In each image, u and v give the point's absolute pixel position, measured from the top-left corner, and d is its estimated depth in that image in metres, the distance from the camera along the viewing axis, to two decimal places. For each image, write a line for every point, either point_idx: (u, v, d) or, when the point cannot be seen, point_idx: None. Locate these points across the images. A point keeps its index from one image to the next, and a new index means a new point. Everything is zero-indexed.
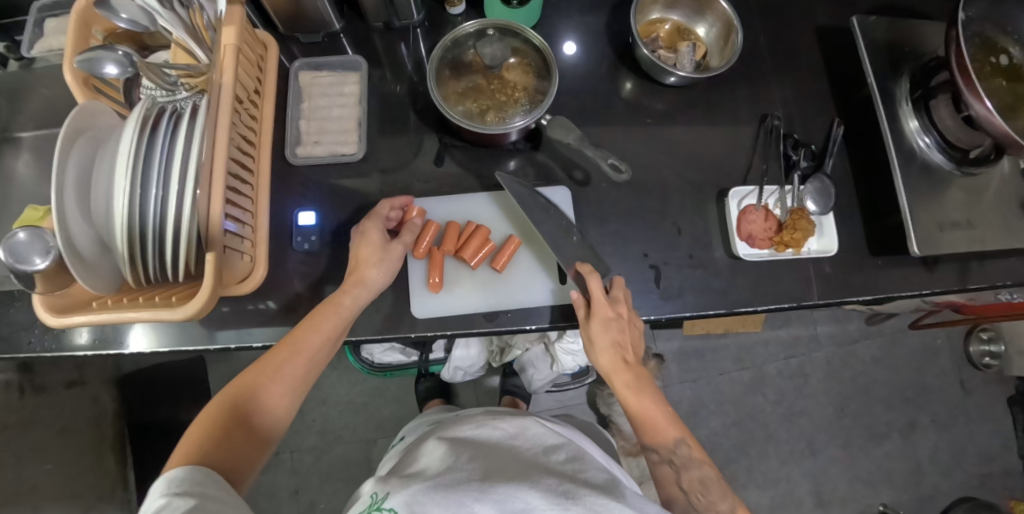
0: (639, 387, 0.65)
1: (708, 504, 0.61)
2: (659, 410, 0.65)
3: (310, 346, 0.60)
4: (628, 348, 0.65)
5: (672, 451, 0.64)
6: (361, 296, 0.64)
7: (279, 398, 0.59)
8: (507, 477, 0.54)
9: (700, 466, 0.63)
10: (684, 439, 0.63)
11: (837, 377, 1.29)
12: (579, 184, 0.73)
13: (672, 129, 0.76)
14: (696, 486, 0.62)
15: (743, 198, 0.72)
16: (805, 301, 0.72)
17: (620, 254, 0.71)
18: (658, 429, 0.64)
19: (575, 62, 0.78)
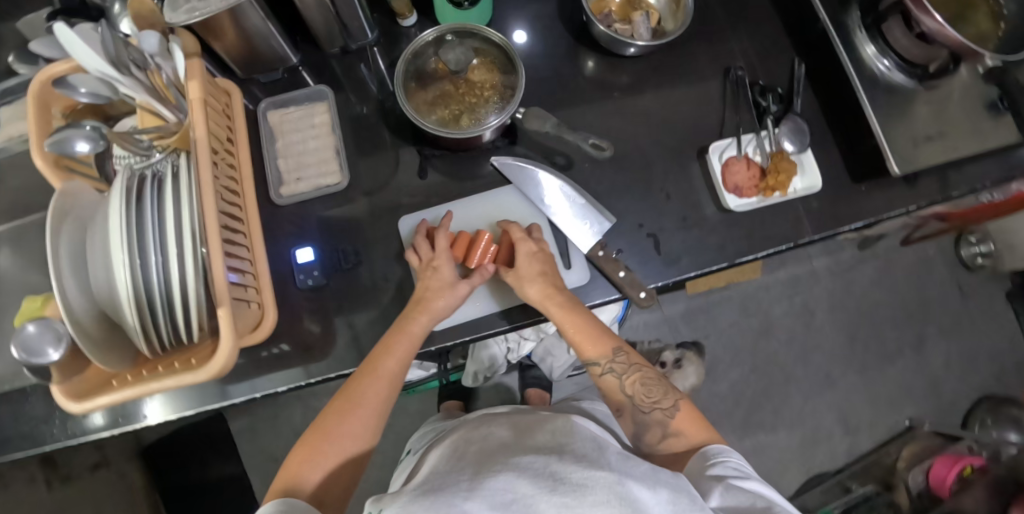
0: (575, 310, 0.65)
1: (653, 404, 0.65)
2: (591, 326, 0.66)
3: (388, 372, 0.62)
4: (553, 275, 0.67)
5: (612, 359, 0.67)
6: (430, 320, 0.64)
7: (365, 424, 0.62)
8: (494, 470, 0.50)
9: (638, 368, 0.67)
10: (620, 348, 0.67)
11: (840, 307, 1.32)
12: (562, 167, 0.73)
13: (641, 98, 0.77)
14: (639, 389, 0.66)
15: (724, 152, 0.74)
16: (801, 239, 0.74)
17: (616, 229, 0.71)
18: (594, 343, 0.66)
19: (535, 51, 0.79)
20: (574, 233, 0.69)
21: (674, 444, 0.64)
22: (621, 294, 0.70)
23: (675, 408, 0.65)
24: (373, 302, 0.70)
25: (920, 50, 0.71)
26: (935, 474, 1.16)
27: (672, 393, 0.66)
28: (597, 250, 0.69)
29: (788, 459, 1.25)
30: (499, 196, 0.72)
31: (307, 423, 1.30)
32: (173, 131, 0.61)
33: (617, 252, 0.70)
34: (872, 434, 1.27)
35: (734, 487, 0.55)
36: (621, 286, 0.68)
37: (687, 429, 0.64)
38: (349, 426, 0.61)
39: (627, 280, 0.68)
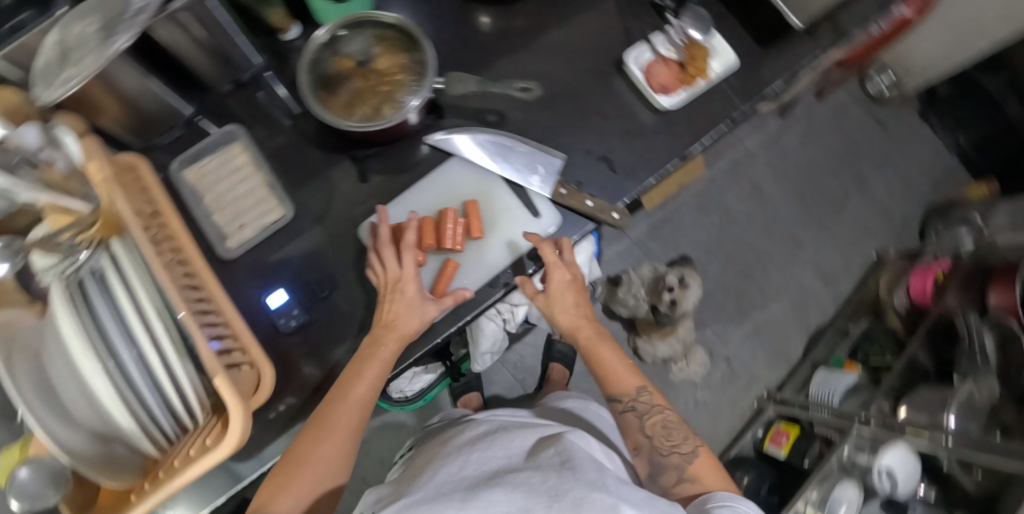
0: (602, 337, 0.70)
1: (669, 447, 0.66)
2: (619, 362, 0.70)
3: (358, 398, 0.59)
4: (585, 305, 0.70)
5: (635, 396, 0.69)
6: (396, 347, 0.61)
7: (336, 450, 0.58)
8: (491, 484, 0.53)
9: (660, 410, 0.68)
10: (645, 388, 0.69)
11: (783, 175, 1.40)
12: (495, 125, 0.71)
13: (546, 32, 0.77)
14: (658, 430, 0.67)
15: (640, 58, 0.74)
16: (735, 114, 0.77)
17: (569, 164, 0.71)
18: (622, 376, 0.69)
19: (428, 23, 0.77)
20: (531, 181, 0.69)
21: (686, 490, 0.63)
22: (595, 223, 0.70)
23: (693, 454, 0.65)
24: (363, 320, 0.67)
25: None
26: (915, 289, 1.22)
27: (690, 440, 0.66)
28: (559, 189, 0.68)
29: (785, 326, 1.33)
30: (447, 171, 0.70)
31: None
32: (89, 221, 0.56)
33: (577, 184, 0.71)
34: (846, 276, 1.37)
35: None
36: (592, 214, 0.69)
37: (704, 477, 0.63)
38: (318, 449, 0.57)
39: (595, 207, 0.68)
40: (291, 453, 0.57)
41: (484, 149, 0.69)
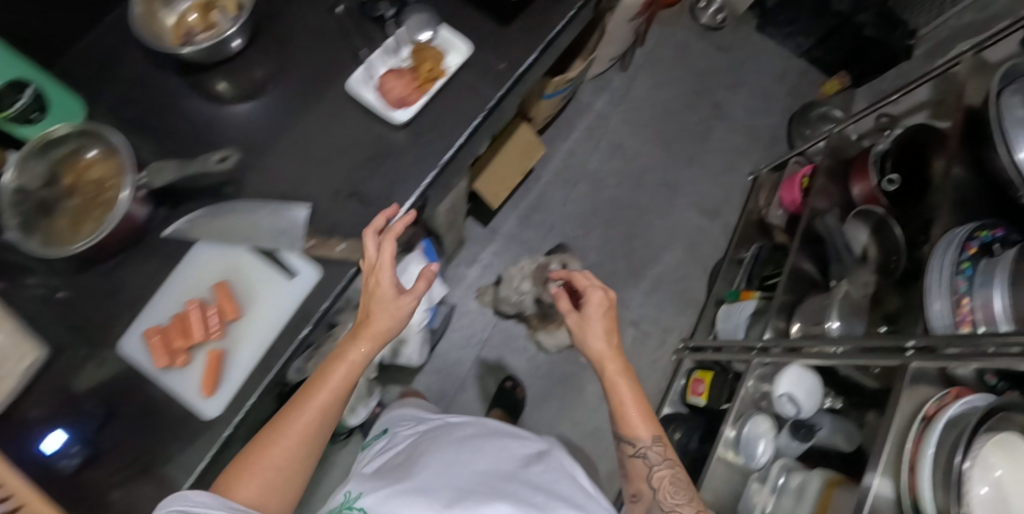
0: (626, 378, 0.72)
1: (675, 501, 0.69)
2: (636, 403, 0.72)
3: (320, 403, 0.59)
4: (613, 335, 0.75)
5: (648, 444, 0.71)
6: (362, 353, 0.61)
7: (296, 444, 0.58)
8: (490, 491, 0.62)
9: (670, 464, 0.71)
10: (660, 437, 0.72)
11: (642, 124, 1.38)
12: (233, 193, 0.66)
13: (271, 80, 0.71)
14: (667, 484, 0.70)
15: (369, 81, 0.69)
16: (490, 103, 0.71)
17: (318, 211, 0.66)
18: (639, 420, 0.71)
19: (139, 102, 0.70)
20: (273, 243, 0.64)
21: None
22: (355, 266, 0.64)
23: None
24: (142, 441, 0.59)
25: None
26: (787, 201, 1.21)
27: (695, 498, 0.70)
28: (306, 242, 0.63)
29: (680, 273, 1.32)
30: (188, 261, 0.65)
31: None
32: None
33: (329, 228, 0.65)
34: (727, 206, 1.38)
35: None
36: (347, 258, 0.64)
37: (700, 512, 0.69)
38: (276, 444, 0.57)
39: (348, 250, 0.63)
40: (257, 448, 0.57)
41: (215, 227, 0.65)
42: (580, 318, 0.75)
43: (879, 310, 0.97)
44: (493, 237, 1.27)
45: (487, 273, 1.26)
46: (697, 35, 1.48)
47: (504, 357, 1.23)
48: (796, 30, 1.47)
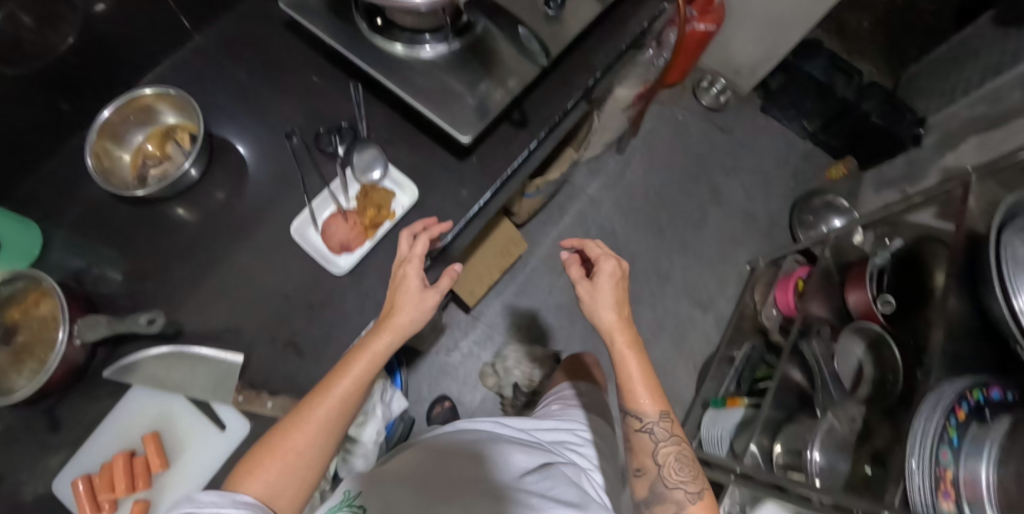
0: (639, 359, 0.64)
1: (677, 481, 0.64)
2: (645, 380, 0.65)
3: (340, 396, 0.55)
4: (623, 304, 0.67)
5: (655, 421, 0.65)
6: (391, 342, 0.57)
7: (315, 442, 0.54)
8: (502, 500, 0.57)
9: (677, 442, 0.66)
10: (667, 415, 0.65)
11: (635, 210, 1.35)
12: (173, 336, 0.65)
13: (224, 211, 0.71)
14: (670, 463, 0.65)
15: (314, 219, 0.66)
16: (438, 246, 0.67)
17: (253, 359, 0.64)
18: (648, 398, 0.65)
19: (98, 229, 0.71)
20: (207, 396, 0.63)
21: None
22: (289, 420, 0.62)
23: (699, 495, 0.63)
24: None
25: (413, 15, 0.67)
26: (781, 303, 1.18)
27: (701, 480, 0.64)
28: (235, 396, 0.62)
29: (669, 368, 1.27)
30: (121, 408, 0.64)
31: None
32: None
33: (262, 380, 0.63)
34: (721, 297, 1.33)
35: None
36: (274, 415, 0.62)
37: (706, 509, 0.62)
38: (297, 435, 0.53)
39: (277, 408, 0.61)
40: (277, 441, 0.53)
41: (150, 377, 0.64)
42: (586, 287, 0.67)
43: (868, 447, 0.86)
44: (474, 325, 1.25)
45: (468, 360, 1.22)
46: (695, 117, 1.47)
47: None
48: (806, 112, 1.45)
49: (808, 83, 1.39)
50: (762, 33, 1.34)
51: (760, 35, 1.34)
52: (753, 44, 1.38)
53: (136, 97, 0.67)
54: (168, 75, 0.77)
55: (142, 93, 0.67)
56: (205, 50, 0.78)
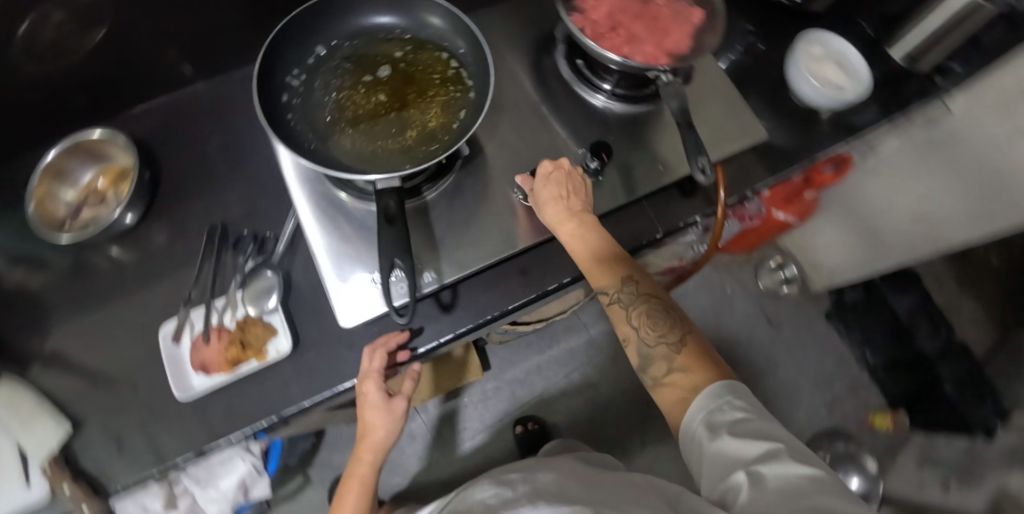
0: (581, 234, 0.60)
1: (657, 338, 0.56)
2: (603, 248, 0.59)
3: None
4: (572, 197, 0.61)
5: (618, 290, 0.58)
6: (371, 461, 0.67)
7: None
8: None
9: (647, 300, 0.57)
10: (630, 277, 0.58)
11: (629, 372, 1.28)
12: (31, 377, 0.64)
13: (136, 270, 0.69)
14: (644, 321, 0.56)
15: (187, 331, 0.63)
16: (287, 410, 0.61)
17: (79, 437, 0.62)
18: (598, 270, 0.58)
19: (29, 236, 0.71)
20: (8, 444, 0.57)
21: (678, 381, 0.53)
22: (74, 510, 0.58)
23: (682, 343, 0.55)
24: None
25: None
26: None
27: (678, 327, 0.56)
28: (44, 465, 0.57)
29: None
30: None
31: None
32: None
33: (78, 461, 0.61)
34: None
35: (757, 480, 0.44)
36: (63, 499, 0.58)
37: (693, 367, 0.53)
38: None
39: (69, 493, 0.58)
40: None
41: None
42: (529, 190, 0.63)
43: None
44: (413, 415, 1.21)
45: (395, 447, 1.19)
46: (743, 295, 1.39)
47: None
48: (873, 344, 1.30)
49: (884, 315, 1.28)
50: (852, 243, 1.23)
51: (849, 244, 1.24)
52: (838, 250, 1.27)
53: (82, 141, 0.69)
54: (155, 110, 0.76)
55: (90, 134, 0.69)
56: (202, 100, 0.76)
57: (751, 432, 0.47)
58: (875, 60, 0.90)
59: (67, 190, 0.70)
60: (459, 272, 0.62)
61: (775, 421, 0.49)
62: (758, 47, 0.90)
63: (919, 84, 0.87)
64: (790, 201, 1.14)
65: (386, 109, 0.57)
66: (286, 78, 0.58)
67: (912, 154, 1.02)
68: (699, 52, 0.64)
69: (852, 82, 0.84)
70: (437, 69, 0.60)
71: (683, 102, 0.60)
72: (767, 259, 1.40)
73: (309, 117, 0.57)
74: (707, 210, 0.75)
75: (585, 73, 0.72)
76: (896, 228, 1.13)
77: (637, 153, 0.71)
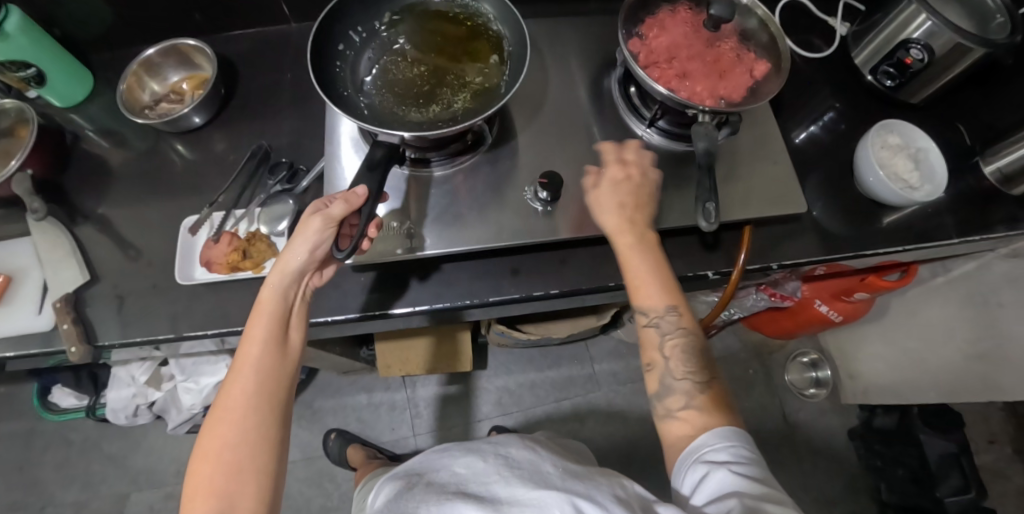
0: (637, 250, 0.57)
1: (684, 374, 0.55)
2: (656, 273, 0.56)
3: (248, 359, 0.50)
4: (636, 211, 0.59)
5: (661, 315, 0.55)
6: (283, 281, 0.54)
7: (251, 418, 0.48)
8: (470, 497, 0.48)
9: (684, 336, 0.55)
10: (675, 308, 0.55)
11: (619, 419, 1.24)
12: (72, 226, 0.73)
13: (185, 165, 0.77)
14: (676, 354, 0.55)
15: (207, 229, 0.70)
16: None
17: (89, 288, 0.69)
18: (647, 291, 0.56)
19: (116, 111, 0.81)
20: (40, 282, 0.70)
21: (689, 418, 0.53)
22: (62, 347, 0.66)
23: (704, 389, 0.54)
24: None
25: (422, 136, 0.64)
26: None
27: (707, 369, 0.55)
28: (54, 302, 0.66)
29: None
30: None
31: (19, 467, 1.22)
32: None
33: (82, 310, 0.68)
34: None
35: (750, 511, 0.43)
36: (62, 338, 0.65)
37: (709, 411, 0.53)
38: (222, 426, 0.47)
39: (64, 333, 0.65)
40: (189, 481, 0.46)
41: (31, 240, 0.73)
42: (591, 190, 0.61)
43: None
44: (400, 387, 1.25)
45: (374, 410, 1.24)
46: (767, 383, 1.34)
47: (306, 485, 1.17)
48: (891, 482, 1.21)
49: (911, 452, 1.19)
50: (897, 363, 1.16)
51: (893, 362, 1.17)
52: (878, 366, 1.21)
53: (180, 45, 0.78)
54: (250, 37, 0.85)
55: (186, 41, 0.78)
56: (292, 40, 0.84)
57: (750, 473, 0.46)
58: (967, 172, 0.81)
59: (155, 84, 0.80)
60: (443, 247, 0.62)
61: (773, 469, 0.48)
62: (839, 124, 0.84)
63: (1009, 209, 0.78)
64: (839, 298, 1.06)
65: (426, 80, 0.64)
66: (351, 34, 0.65)
67: (990, 283, 0.91)
68: (749, 102, 0.63)
69: (925, 181, 0.78)
70: (480, 54, 0.65)
71: (711, 144, 0.60)
72: (802, 354, 1.37)
73: (356, 69, 0.64)
74: (724, 268, 0.71)
75: (634, 101, 0.70)
76: (946, 363, 1.04)
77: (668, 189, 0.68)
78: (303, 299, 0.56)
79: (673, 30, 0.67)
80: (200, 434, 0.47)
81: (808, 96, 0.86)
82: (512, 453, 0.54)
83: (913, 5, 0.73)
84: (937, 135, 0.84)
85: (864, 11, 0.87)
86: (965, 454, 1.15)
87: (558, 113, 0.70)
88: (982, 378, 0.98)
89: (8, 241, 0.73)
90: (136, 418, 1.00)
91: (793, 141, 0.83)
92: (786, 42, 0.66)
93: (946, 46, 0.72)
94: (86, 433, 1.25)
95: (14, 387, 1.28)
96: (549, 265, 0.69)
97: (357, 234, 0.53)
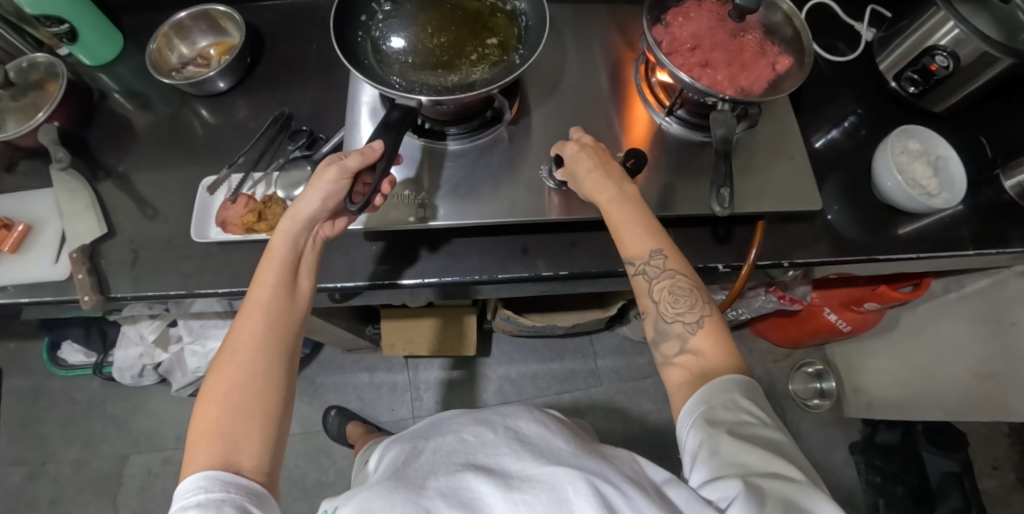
0: (620, 205, 0.57)
1: (675, 316, 0.53)
2: (638, 219, 0.56)
3: (256, 305, 0.51)
4: (612, 167, 0.59)
5: (646, 261, 0.55)
6: (294, 229, 0.55)
7: (256, 360, 0.48)
8: (477, 468, 0.47)
9: (671, 276, 0.54)
10: (660, 250, 0.55)
11: (618, 415, 1.23)
12: (94, 180, 0.74)
13: (206, 128, 0.78)
14: (665, 297, 0.54)
15: (225, 191, 0.71)
16: None
17: (105, 241, 0.70)
18: (630, 237, 0.56)
19: (143, 71, 0.82)
20: (56, 232, 0.72)
21: (686, 364, 0.51)
22: (75, 297, 0.67)
23: (698, 324, 0.52)
24: None
25: (441, 110, 0.65)
26: None
27: (700, 306, 0.53)
28: (71, 252, 0.67)
29: None
30: (16, 195, 0.74)
31: (24, 422, 1.24)
32: None
33: (98, 262, 0.69)
34: None
35: (753, 489, 0.42)
36: (76, 288, 0.66)
37: (705, 352, 0.51)
38: (230, 367, 0.48)
39: (79, 283, 0.66)
40: (195, 425, 0.46)
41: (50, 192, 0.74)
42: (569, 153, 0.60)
43: None
44: (402, 369, 1.26)
45: (376, 389, 1.24)
46: (770, 391, 1.33)
47: (303, 459, 1.18)
48: (889, 499, 1.20)
49: (912, 469, 1.20)
50: (903, 377, 1.15)
51: (899, 375, 1.15)
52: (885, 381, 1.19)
53: (212, 10, 0.80)
54: (277, 8, 0.86)
55: (217, 6, 0.79)
56: (319, 14, 0.86)
57: (753, 439, 0.45)
58: (986, 184, 0.80)
59: (184, 47, 0.81)
60: (456, 219, 0.62)
61: (783, 435, 0.47)
62: (860, 130, 0.83)
63: None
64: (849, 308, 1.05)
65: (444, 51, 0.64)
66: (373, 6, 0.66)
67: (1004, 301, 0.89)
68: (769, 94, 0.64)
69: (943, 189, 0.77)
70: (499, 28, 0.66)
71: (728, 132, 0.60)
72: (807, 364, 1.36)
73: (377, 41, 0.65)
74: (734, 261, 0.71)
75: (654, 91, 0.70)
76: (955, 380, 1.02)
77: (685, 177, 0.67)
78: (312, 249, 0.57)
79: (698, 19, 0.67)
80: (209, 374, 0.48)
81: (829, 100, 0.86)
82: (524, 426, 0.53)
83: (942, 12, 0.73)
84: (959, 145, 0.83)
85: (890, 17, 0.87)
86: (966, 475, 1.19)
87: (576, 95, 0.71)
88: (989, 397, 0.97)
89: (32, 190, 0.74)
90: (140, 377, 1.04)
91: (812, 145, 0.82)
92: (809, 39, 0.67)
93: (972, 54, 0.72)
94: (92, 394, 1.26)
95: (25, 343, 1.30)
96: (562, 245, 0.69)
97: (371, 188, 0.54)
